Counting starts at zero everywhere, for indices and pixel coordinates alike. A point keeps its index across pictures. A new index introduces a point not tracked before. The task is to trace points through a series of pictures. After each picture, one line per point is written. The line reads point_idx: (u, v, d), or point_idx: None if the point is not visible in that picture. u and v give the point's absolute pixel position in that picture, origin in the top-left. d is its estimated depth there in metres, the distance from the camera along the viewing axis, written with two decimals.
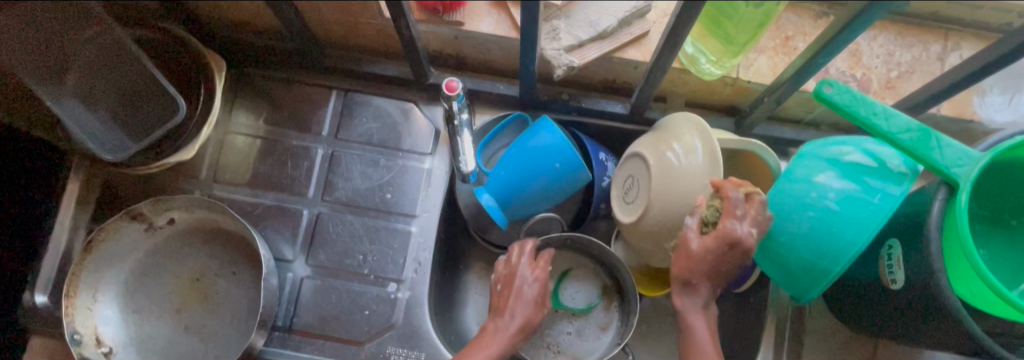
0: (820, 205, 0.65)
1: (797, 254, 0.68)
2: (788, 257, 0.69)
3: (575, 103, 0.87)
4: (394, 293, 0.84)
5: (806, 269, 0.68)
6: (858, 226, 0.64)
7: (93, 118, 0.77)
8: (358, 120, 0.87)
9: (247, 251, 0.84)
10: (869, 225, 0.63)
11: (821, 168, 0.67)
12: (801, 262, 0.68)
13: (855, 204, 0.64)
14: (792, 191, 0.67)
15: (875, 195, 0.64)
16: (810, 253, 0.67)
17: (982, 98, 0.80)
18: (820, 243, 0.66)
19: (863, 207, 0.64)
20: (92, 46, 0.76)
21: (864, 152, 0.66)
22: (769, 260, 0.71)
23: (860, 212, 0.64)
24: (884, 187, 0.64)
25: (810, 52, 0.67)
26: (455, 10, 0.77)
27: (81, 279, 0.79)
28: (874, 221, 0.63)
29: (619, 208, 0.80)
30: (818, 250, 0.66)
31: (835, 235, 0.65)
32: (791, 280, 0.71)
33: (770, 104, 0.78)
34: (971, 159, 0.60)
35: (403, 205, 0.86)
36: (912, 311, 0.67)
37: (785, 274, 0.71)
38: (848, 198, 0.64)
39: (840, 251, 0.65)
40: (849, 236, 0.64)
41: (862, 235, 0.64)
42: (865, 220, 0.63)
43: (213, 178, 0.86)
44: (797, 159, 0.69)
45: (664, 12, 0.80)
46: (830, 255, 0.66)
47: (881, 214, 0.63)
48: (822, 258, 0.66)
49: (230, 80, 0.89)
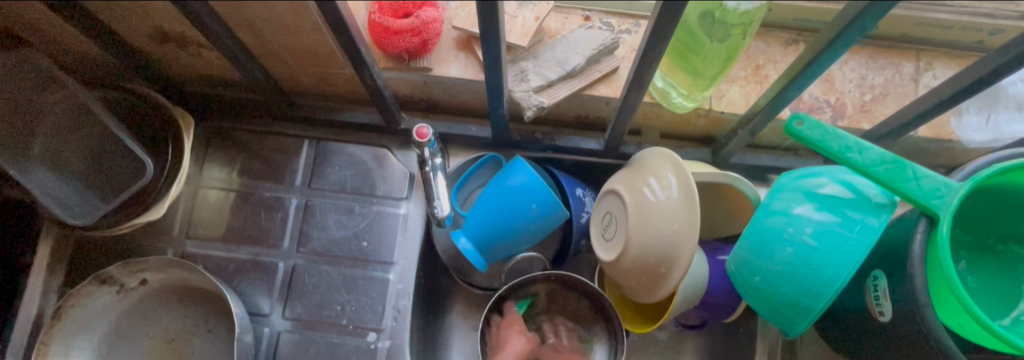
0: (798, 240, 0.64)
1: (777, 290, 0.66)
2: (768, 292, 0.67)
3: (549, 141, 0.86)
4: (373, 343, 0.82)
5: (789, 305, 0.66)
6: (838, 261, 0.62)
7: (62, 183, 0.76)
8: (331, 168, 0.87)
9: (223, 307, 0.83)
10: (848, 260, 0.62)
11: (797, 201, 0.65)
12: (781, 297, 0.66)
13: (833, 238, 0.62)
14: (768, 226, 0.66)
15: (854, 228, 0.62)
16: (790, 287, 0.65)
17: (960, 119, 0.78)
18: (800, 278, 0.64)
19: (841, 242, 0.62)
20: (57, 110, 0.74)
21: (840, 183, 0.65)
22: (751, 295, 0.69)
23: (839, 246, 0.62)
24: (862, 220, 0.62)
25: (778, 85, 0.67)
26: (421, 56, 0.77)
27: (51, 349, 0.77)
28: (853, 256, 0.61)
29: (599, 245, 0.78)
30: (799, 286, 0.64)
31: (815, 271, 0.63)
32: (777, 315, 0.69)
33: (744, 135, 0.77)
34: (951, 189, 0.57)
35: (381, 252, 0.85)
36: (902, 347, 0.63)
37: (769, 310, 0.69)
38: (826, 232, 0.63)
39: (821, 286, 0.63)
40: (829, 272, 0.62)
41: (841, 270, 0.62)
42: (845, 255, 0.62)
43: (186, 234, 0.85)
44: (774, 192, 0.68)
45: (632, 47, 0.80)
46: (811, 291, 0.64)
47: (860, 248, 0.61)
48: (803, 294, 0.64)
49: (204, 134, 0.88)
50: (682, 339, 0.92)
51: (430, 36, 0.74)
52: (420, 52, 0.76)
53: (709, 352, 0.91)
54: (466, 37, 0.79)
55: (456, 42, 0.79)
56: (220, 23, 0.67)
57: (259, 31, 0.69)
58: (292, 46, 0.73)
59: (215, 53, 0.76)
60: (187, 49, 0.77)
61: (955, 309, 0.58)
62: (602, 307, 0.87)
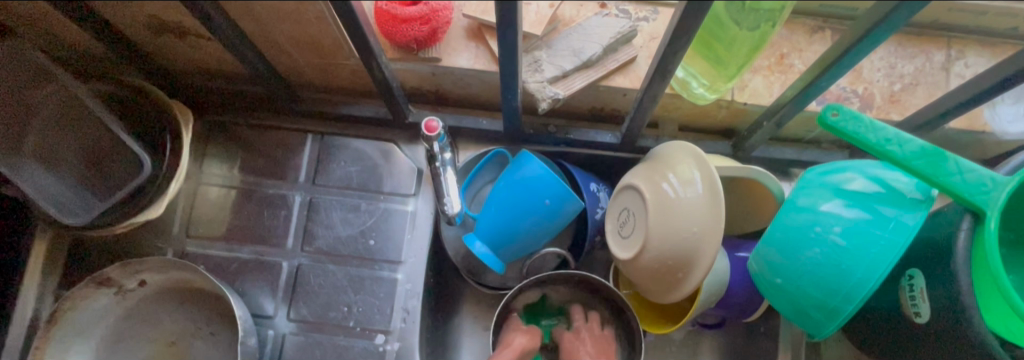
0: (825, 240, 0.60)
1: (804, 291, 0.63)
2: (795, 294, 0.64)
3: (563, 135, 0.82)
4: (382, 345, 0.79)
5: (816, 306, 0.63)
6: (869, 262, 0.59)
7: (56, 182, 0.72)
8: (336, 164, 0.83)
9: (226, 308, 0.80)
10: (881, 260, 0.58)
11: (824, 198, 0.62)
12: (807, 299, 0.63)
13: (863, 238, 0.59)
14: (794, 224, 0.62)
15: (886, 227, 0.58)
16: (817, 288, 0.62)
17: (994, 110, 0.74)
18: (827, 279, 0.61)
19: (872, 242, 0.59)
20: (50, 104, 0.71)
21: (871, 178, 0.62)
22: (777, 296, 0.66)
23: (871, 246, 0.59)
24: (895, 218, 0.59)
25: (811, 74, 0.63)
26: (430, 46, 0.73)
27: (48, 353, 0.74)
28: (885, 256, 0.58)
29: (615, 243, 0.75)
30: (827, 287, 0.61)
31: (844, 272, 0.60)
32: (802, 316, 0.65)
33: (769, 127, 0.74)
34: (998, 184, 0.54)
35: (389, 251, 0.81)
36: (942, 349, 0.60)
37: (794, 312, 0.66)
38: (857, 232, 0.59)
39: (850, 288, 0.60)
40: (859, 273, 0.59)
41: (873, 271, 0.59)
42: (877, 255, 0.58)
43: (187, 234, 0.82)
44: (798, 188, 0.65)
45: (651, 35, 0.76)
46: (839, 292, 0.60)
47: (894, 247, 0.58)
48: (831, 295, 0.61)
49: (203, 129, 0.85)
50: (699, 339, 0.88)
51: (440, 25, 0.70)
52: (429, 41, 0.72)
53: (728, 353, 0.87)
54: (477, 25, 0.75)
55: (467, 31, 0.75)
56: (220, 12, 0.63)
57: (260, 20, 0.66)
58: (296, 36, 0.70)
59: (215, 44, 0.73)
60: (186, 39, 0.73)
61: (1003, 312, 0.55)
62: (617, 306, 0.84)
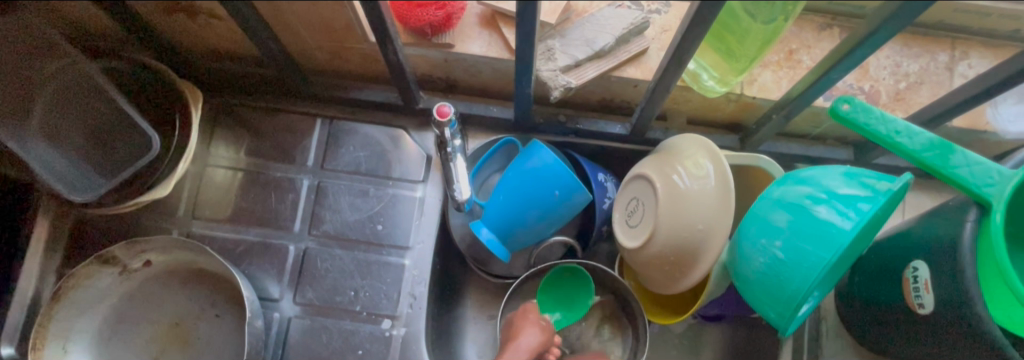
0: (776, 230, 0.62)
1: (762, 281, 0.63)
2: (758, 286, 0.64)
3: (572, 125, 0.83)
4: (388, 330, 0.79)
5: (775, 295, 0.63)
6: (815, 249, 0.59)
7: (60, 157, 0.71)
8: (344, 148, 0.83)
9: (231, 290, 0.80)
10: (828, 249, 0.58)
11: (793, 188, 0.63)
12: (768, 290, 0.63)
13: (810, 226, 0.60)
14: (757, 216, 0.65)
15: (834, 215, 0.58)
16: (772, 277, 0.62)
17: (996, 109, 0.76)
18: (779, 268, 0.61)
19: (818, 229, 0.59)
20: (58, 80, 0.70)
21: (844, 175, 0.62)
22: (749, 290, 0.66)
23: (815, 234, 0.59)
24: (850, 208, 0.58)
25: (820, 68, 0.63)
26: (444, 32, 0.73)
27: (50, 331, 0.73)
28: (828, 243, 0.58)
29: (623, 232, 0.75)
30: (779, 276, 0.61)
31: (795, 258, 0.60)
32: (769, 309, 0.65)
33: (778, 120, 0.74)
34: (1005, 177, 0.55)
35: (396, 237, 0.81)
36: (948, 340, 0.61)
37: (764, 306, 0.65)
38: (807, 218, 0.60)
39: (799, 277, 0.60)
40: (807, 259, 0.59)
41: (817, 259, 0.58)
42: (822, 241, 0.58)
43: (192, 215, 0.81)
44: (780, 181, 0.66)
45: (663, 27, 0.77)
46: (789, 281, 0.61)
47: (840, 234, 0.57)
48: (782, 285, 0.61)
49: (209, 111, 0.84)
50: (702, 331, 0.89)
51: (455, 10, 0.70)
52: (443, 27, 0.72)
53: (731, 345, 0.88)
54: (490, 13, 0.75)
55: (480, 18, 0.75)
56: None
57: (276, 1, 0.65)
58: (310, 17, 0.69)
59: (227, 23, 0.73)
60: (197, 19, 0.73)
61: (1006, 300, 0.57)
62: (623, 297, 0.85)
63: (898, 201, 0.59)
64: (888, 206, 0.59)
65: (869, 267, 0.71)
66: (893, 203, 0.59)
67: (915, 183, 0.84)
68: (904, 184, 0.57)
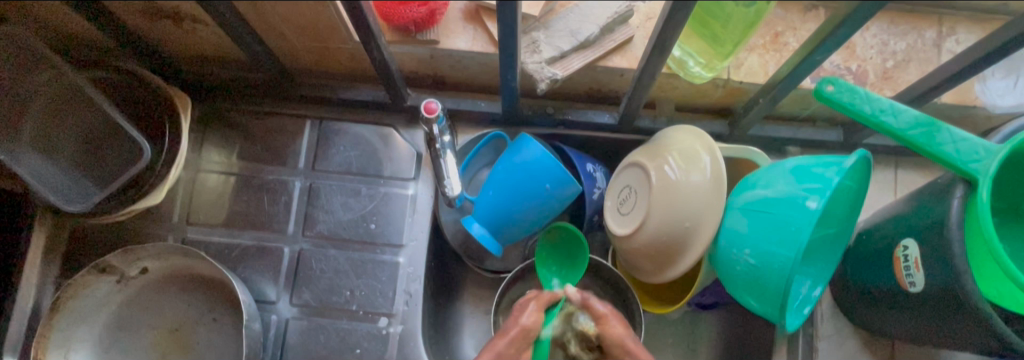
0: (745, 233, 0.63)
1: (748, 284, 0.64)
2: (747, 289, 0.65)
3: (560, 116, 0.83)
4: (385, 328, 0.79)
5: (764, 296, 0.63)
6: (780, 248, 0.59)
7: (55, 170, 0.71)
8: (335, 149, 0.83)
9: (227, 294, 0.80)
10: (791, 247, 0.58)
11: (761, 189, 0.64)
12: (756, 292, 0.64)
13: (773, 227, 0.60)
14: (730, 220, 0.66)
15: (792, 210, 0.59)
16: (754, 279, 0.63)
17: (984, 84, 0.76)
18: (756, 271, 0.62)
19: (781, 230, 0.60)
20: (47, 92, 0.70)
21: (814, 159, 0.62)
22: (742, 292, 0.66)
23: (780, 234, 0.59)
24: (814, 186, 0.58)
25: (805, 49, 0.62)
26: (428, 28, 0.73)
27: (51, 341, 0.74)
28: (794, 239, 0.58)
29: (614, 220, 0.75)
30: (759, 278, 0.62)
31: (766, 259, 0.61)
32: (766, 309, 0.64)
33: (765, 104, 0.74)
34: (991, 152, 0.55)
35: (389, 235, 0.82)
36: (941, 317, 0.61)
37: (760, 307, 0.65)
38: (770, 220, 0.61)
39: (776, 276, 0.60)
40: (776, 261, 0.60)
41: (785, 258, 0.59)
42: (782, 240, 0.59)
43: (187, 221, 0.82)
44: (754, 180, 0.67)
45: (647, 16, 0.77)
46: (771, 283, 0.61)
47: (800, 228, 0.57)
48: (766, 285, 0.62)
49: (196, 116, 0.85)
50: (697, 318, 0.89)
51: (438, 6, 0.70)
52: (428, 23, 0.72)
53: (728, 331, 0.88)
54: (475, 7, 0.75)
55: (464, 13, 0.75)
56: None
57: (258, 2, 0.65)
58: (293, 19, 0.69)
59: (211, 26, 0.72)
60: (183, 24, 0.73)
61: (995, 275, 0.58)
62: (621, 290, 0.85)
63: (868, 165, 0.59)
64: (858, 172, 0.59)
65: (861, 247, 0.71)
66: (864, 167, 0.59)
67: (906, 162, 0.84)
68: (856, 160, 0.57)
